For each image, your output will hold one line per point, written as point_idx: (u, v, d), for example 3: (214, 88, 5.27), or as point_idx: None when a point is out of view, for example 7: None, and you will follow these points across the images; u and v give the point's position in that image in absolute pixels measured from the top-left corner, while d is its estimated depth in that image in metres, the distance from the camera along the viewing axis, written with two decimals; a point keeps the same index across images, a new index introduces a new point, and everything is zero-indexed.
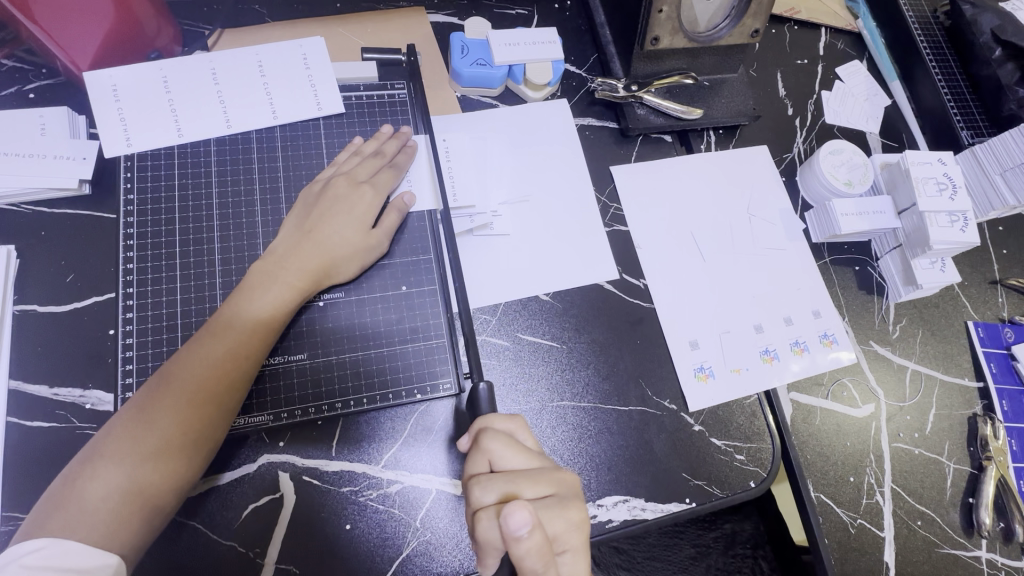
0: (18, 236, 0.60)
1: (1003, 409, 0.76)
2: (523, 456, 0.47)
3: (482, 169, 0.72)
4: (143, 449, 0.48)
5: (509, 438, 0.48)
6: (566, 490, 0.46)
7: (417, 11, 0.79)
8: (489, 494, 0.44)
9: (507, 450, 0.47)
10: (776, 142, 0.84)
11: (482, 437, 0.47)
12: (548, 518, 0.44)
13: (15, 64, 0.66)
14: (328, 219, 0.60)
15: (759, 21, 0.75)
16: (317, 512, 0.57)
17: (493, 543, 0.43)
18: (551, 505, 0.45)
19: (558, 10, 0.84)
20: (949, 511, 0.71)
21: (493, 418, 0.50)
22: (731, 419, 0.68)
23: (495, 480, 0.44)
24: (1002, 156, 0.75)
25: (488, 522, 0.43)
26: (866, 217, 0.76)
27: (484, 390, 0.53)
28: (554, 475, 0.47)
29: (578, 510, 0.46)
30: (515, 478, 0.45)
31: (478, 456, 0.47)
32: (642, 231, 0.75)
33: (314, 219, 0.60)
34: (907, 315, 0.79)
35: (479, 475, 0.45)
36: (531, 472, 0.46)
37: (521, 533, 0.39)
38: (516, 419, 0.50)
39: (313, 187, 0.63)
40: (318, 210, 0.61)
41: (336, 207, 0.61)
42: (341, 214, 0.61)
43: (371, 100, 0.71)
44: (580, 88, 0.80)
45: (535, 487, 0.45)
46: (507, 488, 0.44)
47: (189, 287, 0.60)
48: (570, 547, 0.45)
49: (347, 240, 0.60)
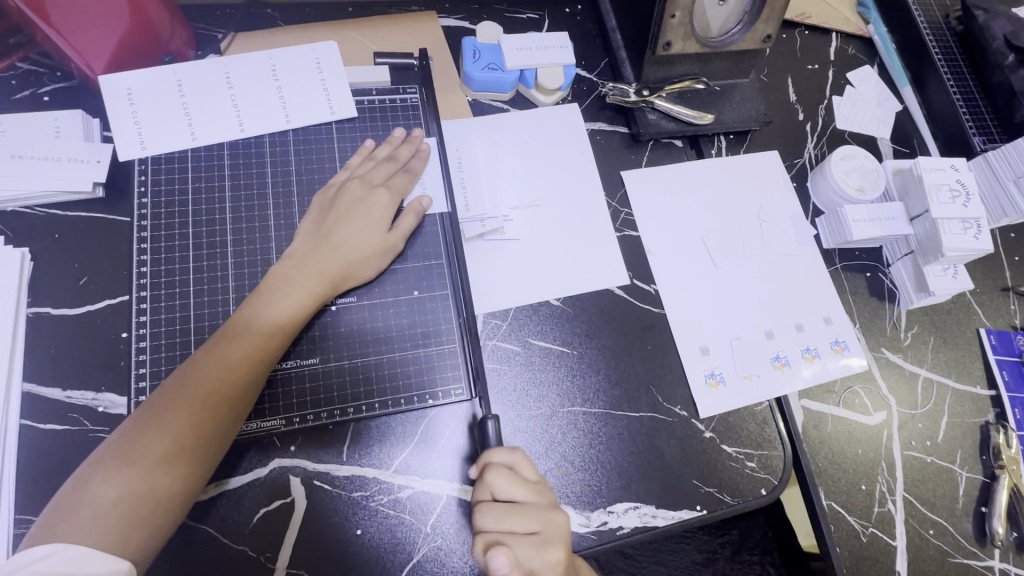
0: (32, 239, 0.61)
1: (1016, 417, 0.76)
2: (518, 491, 0.51)
3: (493, 174, 0.72)
4: (157, 453, 0.48)
5: (510, 472, 0.51)
6: (551, 532, 0.50)
7: (428, 15, 0.79)
8: (481, 522, 0.49)
9: (504, 484, 0.50)
10: (787, 147, 0.84)
11: (486, 471, 0.51)
12: (528, 558, 0.48)
13: (29, 68, 0.66)
14: (346, 222, 0.60)
15: (771, 26, 0.74)
16: (329, 517, 0.57)
17: (478, 565, 0.49)
18: (532, 543, 0.49)
19: (569, 14, 0.84)
20: (961, 520, 0.70)
21: (494, 451, 0.53)
22: (742, 425, 0.68)
23: (487, 512, 0.50)
24: (1016, 163, 0.75)
25: (474, 551, 0.48)
26: (878, 223, 0.75)
27: (491, 427, 0.55)
28: (541, 514, 0.50)
29: (558, 553, 0.49)
30: (505, 516, 0.50)
31: (482, 484, 0.51)
32: (653, 237, 0.75)
33: (331, 224, 0.60)
34: (919, 322, 0.79)
35: (479, 503, 0.50)
36: (522, 509, 0.50)
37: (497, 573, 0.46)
38: (518, 452, 0.53)
39: (327, 191, 0.63)
40: (334, 215, 0.61)
41: (353, 212, 0.61)
42: (358, 218, 0.61)
43: (382, 104, 0.71)
44: (591, 92, 0.80)
45: (524, 525, 0.50)
46: (498, 526, 0.49)
47: (201, 291, 0.60)
48: None
49: (362, 245, 0.60)
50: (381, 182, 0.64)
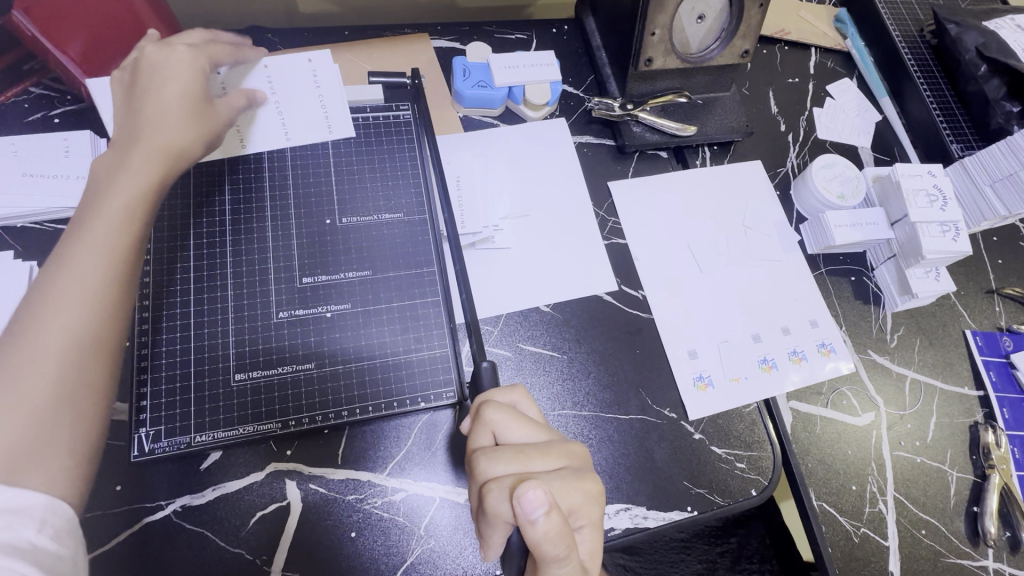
0: (40, 253, 0.63)
1: (1005, 417, 0.76)
2: (527, 427, 0.48)
3: (484, 185, 0.74)
4: (81, 340, 0.46)
5: (513, 410, 0.49)
6: (578, 463, 0.47)
7: (420, 36, 0.83)
8: (498, 468, 0.45)
9: (510, 420, 0.48)
10: (769, 157, 0.87)
11: (483, 410, 0.48)
12: (560, 490, 0.45)
13: (41, 92, 0.70)
14: (152, 92, 0.56)
15: (748, 42, 0.78)
16: (325, 520, 0.58)
17: (504, 517, 0.43)
18: (563, 475, 0.45)
19: (556, 34, 0.89)
20: (954, 520, 0.71)
21: (493, 393, 0.51)
22: (731, 428, 0.69)
23: (503, 453, 0.45)
24: (991, 168, 0.77)
25: (499, 497, 0.43)
26: (860, 228, 0.77)
27: (486, 370, 0.54)
28: (564, 447, 0.48)
29: (593, 482, 0.47)
30: (524, 451, 0.46)
31: (482, 429, 0.48)
32: (640, 245, 0.77)
33: (139, 99, 0.56)
34: (905, 324, 0.80)
35: (485, 449, 0.46)
36: (539, 445, 0.47)
37: (536, 515, 0.40)
38: (516, 390, 0.52)
39: (126, 74, 0.58)
40: (144, 84, 0.56)
41: (161, 79, 0.56)
42: (170, 83, 0.57)
43: (376, 121, 0.74)
44: (578, 107, 0.84)
45: (545, 459, 0.46)
46: (516, 464, 0.45)
47: (203, 297, 0.62)
48: (587, 521, 0.46)
49: (139, 120, 0.55)
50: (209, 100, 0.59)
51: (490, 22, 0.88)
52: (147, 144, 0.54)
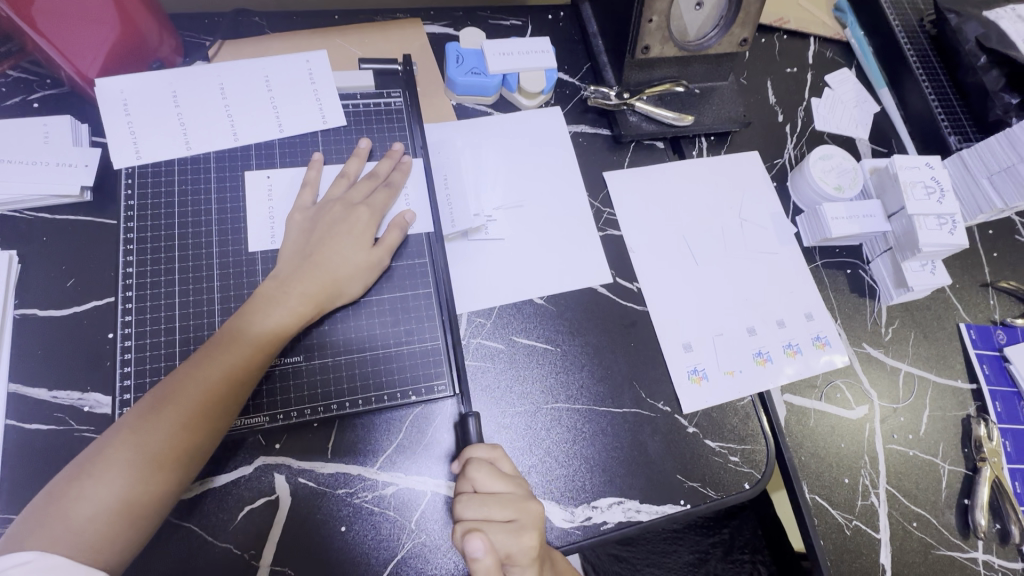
0: (20, 242, 0.61)
1: (997, 410, 0.76)
2: (498, 481, 0.51)
3: (475, 176, 0.73)
4: (148, 460, 0.49)
5: (490, 465, 0.51)
6: (528, 519, 0.49)
7: (413, 21, 0.82)
8: (463, 515, 0.49)
9: (484, 475, 0.51)
10: (767, 148, 0.86)
11: (468, 466, 0.52)
12: (504, 543, 0.48)
13: (20, 75, 0.68)
14: (329, 240, 0.61)
15: (747, 30, 0.77)
16: (314, 514, 0.57)
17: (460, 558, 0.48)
18: (509, 531, 0.48)
19: (552, 20, 0.87)
20: (944, 513, 0.71)
21: (475, 446, 0.53)
22: (725, 420, 0.69)
23: (468, 503, 0.49)
24: (989, 161, 0.77)
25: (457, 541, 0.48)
26: (856, 220, 0.77)
27: (471, 423, 0.58)
28: (520, 503, 0.49)
29: (533, 539, 0.48)
30: (484, 504, 0.49)
31: (465, 476, 0.52)
32: (635, 235, 0.76)
33: (314, 244, 0.60)
34: (899, 318, 0.80)
35: (461, 496, 0.50)
36: (501, 497, 0.49)
37: (476, 555, 0.45)
38: (497, 447, 0.54)
39: (304, 213, 0.63)
40: (319, 234, 0.61)
41: (336, 230, 0.61)
42: (341, 239, 0.61)
43: (368, 108, 0.72)
44: (574, 96, 0.82)
45: (505, 513, 0.49)
46: (478, 515, 0.49)
47: (187, 289, 0.61)
48: (528, 570, 0.48)
49: (310, 260, 0.59)
50: (355, 200, 0.64)
51: (485, 8, 0.86)
52: (322, 278, 0.59)
